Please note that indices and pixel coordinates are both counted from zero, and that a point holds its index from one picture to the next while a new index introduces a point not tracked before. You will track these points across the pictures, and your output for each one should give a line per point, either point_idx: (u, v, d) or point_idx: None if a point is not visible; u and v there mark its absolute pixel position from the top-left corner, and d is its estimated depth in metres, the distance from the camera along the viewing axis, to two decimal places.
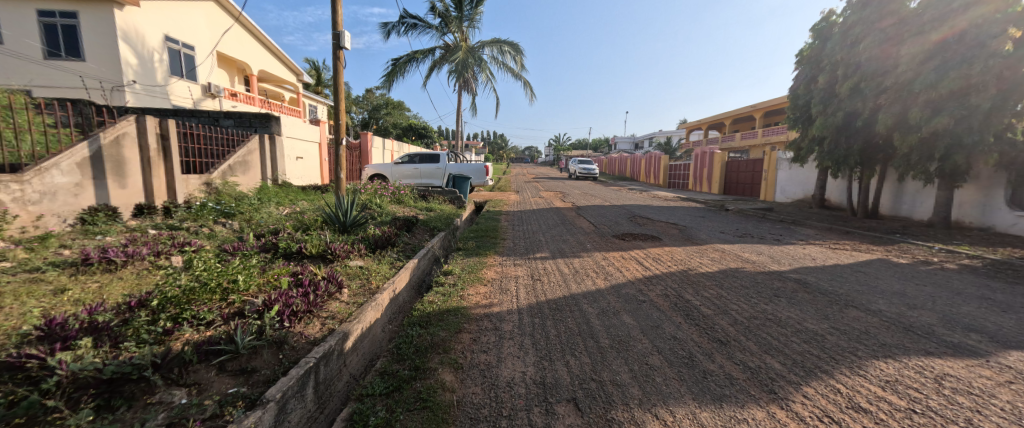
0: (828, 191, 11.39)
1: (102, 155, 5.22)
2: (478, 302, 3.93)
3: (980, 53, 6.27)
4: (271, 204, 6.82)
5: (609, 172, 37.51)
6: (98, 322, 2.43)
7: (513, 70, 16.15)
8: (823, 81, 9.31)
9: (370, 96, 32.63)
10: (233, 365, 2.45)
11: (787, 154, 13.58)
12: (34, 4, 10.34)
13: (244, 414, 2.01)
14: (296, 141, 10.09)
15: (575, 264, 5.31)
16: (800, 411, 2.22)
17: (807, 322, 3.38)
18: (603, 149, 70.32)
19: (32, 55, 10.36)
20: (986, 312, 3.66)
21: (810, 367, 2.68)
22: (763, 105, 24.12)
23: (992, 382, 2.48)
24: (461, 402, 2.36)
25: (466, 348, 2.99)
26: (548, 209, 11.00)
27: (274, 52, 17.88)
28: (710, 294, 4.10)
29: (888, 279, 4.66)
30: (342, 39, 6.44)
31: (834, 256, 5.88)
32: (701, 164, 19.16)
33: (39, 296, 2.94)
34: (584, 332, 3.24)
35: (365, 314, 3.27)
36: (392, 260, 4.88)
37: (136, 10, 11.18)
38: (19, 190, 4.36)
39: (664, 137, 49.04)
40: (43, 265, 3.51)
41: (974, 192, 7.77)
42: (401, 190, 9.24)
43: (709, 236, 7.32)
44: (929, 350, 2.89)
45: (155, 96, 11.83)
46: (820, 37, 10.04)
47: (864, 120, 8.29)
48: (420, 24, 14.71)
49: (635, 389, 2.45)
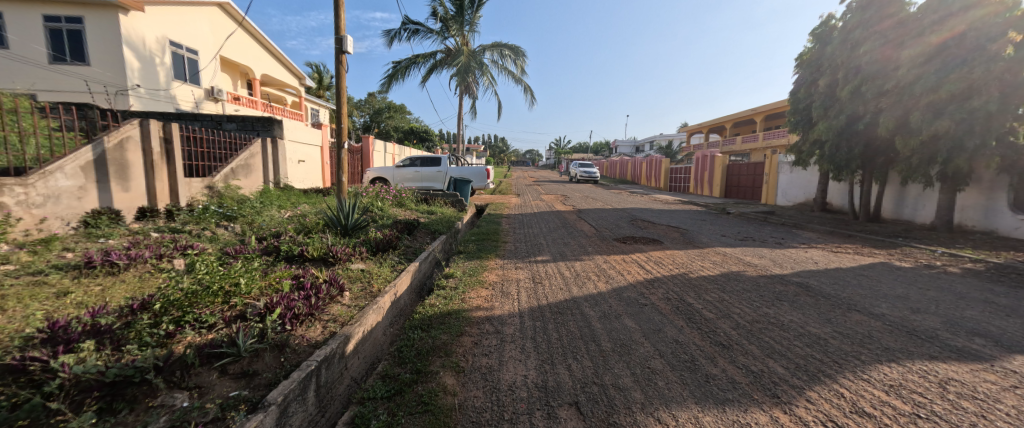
0: (829, 194, 11.37)
1: (106, 158, 5.25)
2: (479, 305, 3.93)
3: (980, 56, 6.30)
4: (273, 207, 6.84)
5: (609, 175, 37.47)
6: (101, 325, 2.45)
7: (513, 74, 16.21)
8: (823, 85, 9.32)
9: (371, 99, 32.73)
10: (235, 368, 2.46)
11: (788, 157, 13.62)
12: (40, 9, 10.41)
13: (245, 418, 2.01)
14: (297, 145, 10.10)
15: (575, 268, 5.32)
16: (804, 416, 2.21)
17: (809, 326, 3.36)
18: (603, 152, 70.28)
19: (38, 59, 10.45)
20: (990, 316, 3.64)
21: (813, 372, 2.66)
22: (764, 109, 24.16)
23: (997, 387, 2.46)
24: (462, 405, 2.35)
25: (468, 351, 2.99)
26: (548, 212, 10.99)
27: (276, 57, 17.99)
28: (711, 298, 4.09)
29: (890, 283, 4.64)
30: (343, 43, 6.48)
31: (836, 259, 5.86)
32: (702, 167, 19.13)
33: (42, 299, 2.95)
34: (585, 335, 3.25)
35: (366, 317, 3.25)
36: (393, 264, 4.87)
37: (140, 14, 11.24)
38: (24, 193, 4.39)
39: (664, 140, 49.21)
40: (45, 268, 3.51)
41: (976, 196, 7.76)
42: (402, 194, 9.25)
43: (710, 239, 7.32)
44: (933, 354, 2.88)
45: (157, 100, 11.90)
46: (821, 41, 10.08)
47: (865, 123, 8.27)
48: (421, 28, 14.79)
49: (638, 393, 2.44)
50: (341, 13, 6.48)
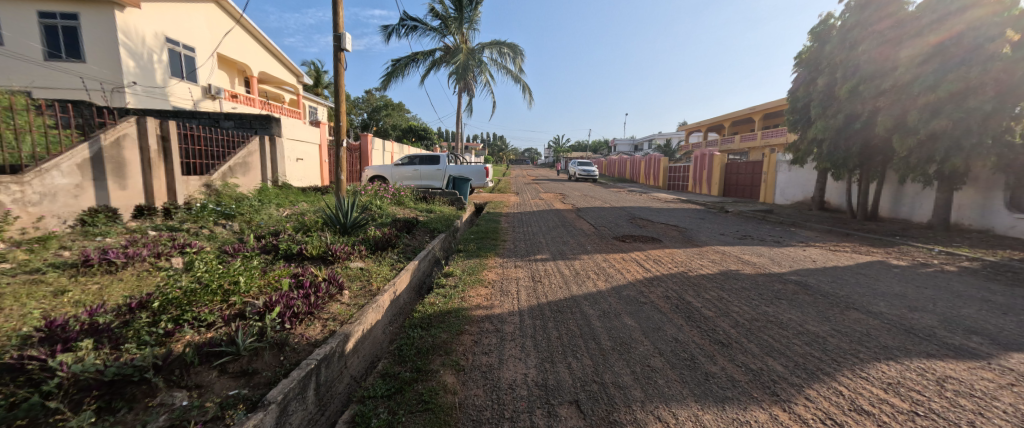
0: (827, 193, 11.41)
1: (102, 156, 5.21)
2: (479, 304, 3.93)
3: (977, 55, 6.32)
4: (271, 205, 6.80)
5: (609, 176, 35.90)
6: (98, 324, 2.44)
7: (512, 73, 16.24)
8: (822, 84, 9.36)
9: (370, 98, 32.70)
10: (234, 367, 2.45)
11: (786, 155, 13.68)
12: (35, 5, 10.33)
13: (245, 417, 2.01)
14: (296, 143, 10.10)
15: (575, 266, 5.34)
16: (803, 414, 2.22)
17: (808, 324, 3.38)
18: (603, 151, 70.20)
19: (32, 56, 10.34)
20: (987, 314, 3.66)
21: (812, 369, 2.67)
22: (763, 107, 24.22)
23: (994, 385, 2.48)
24: (463, 404, 2.36)
25: (467, 350, 2.99)
26: (548, 210, 11.00)
27: (274, 55, 17.94)
28: (710, 296, 4.10)
29: (888, 281, 4.67)
30: (342, 41, 6.45)
31: (834, 258, 5.89)
32: (701, 166, 19.17)
33: (39, 297, 2.94)
34: (585, 333, 3.24)
35: (366, 315, 3.25)
36: (392, 262, 4.88)
37: (137, 11, 11.19)
38: (19, 191, 4.35)
39: (664, 139, 49.23)
40: (43, 266, 3.49)
41: (973, 195, 7.79)
42: (401, 192, 9.24)
43: (709, 237, 7.33)
44: (930, 352, 2.90)
45: (155, 97, 11.84)
46: (819, 40, 10.09)
47: (863, 122, 8.29)
48: (420, 26, 14.74)
49: (638, 391, 2.45)
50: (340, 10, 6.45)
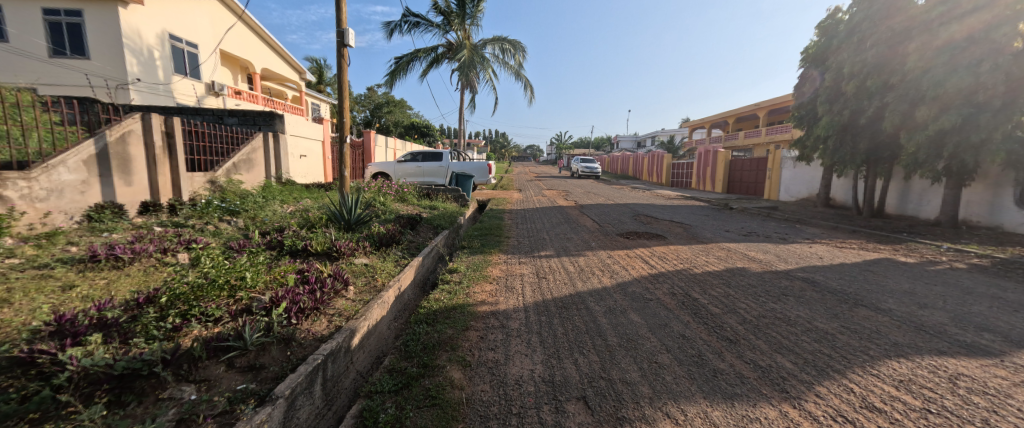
0: (834, 190, 11.34)
1: (108, 152, 5.22)
2: (484, 300, 3.92)
3: (988, 50, 6.24)
4: (275, 202, 6.82)
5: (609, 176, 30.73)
6: (108, 318, 2.44)
7: (513, 68, 16.18)
8: (830, 79, 9.27)
9: (371, 95, 32.68)
10: (241, 361, 2.44)
11: (792, 152, 13.58)
12: (39, 2, 10.36)
13: (253, 411, 2.00)
14: (298, 139, 10.10)
15: (580, 262, 5.31)
16: (813, 411, 2.21)
17: (816, 321, 3.35)
18: (605, 148, 70.13)
19: (37, 53, 10.39)
20: (998, 312, 3.62)
21: (822, 367, 2.65)
22: (768, 104, 24.09)
23: (1007, 382, 2.45)
24: (470, 399, 2.35)
25: (473, 346, 2.98)
26: (551, 207, 10.98)
27: (277, 52, 17.93)
28: (716, 293, 4.07)
29: (897, 278, 4.63)
30: (346, 37, 6.42)
31: (841, 254, 5.85)
32: (704, 163, 19.08)
33: (48, 292, 2.95)
34: (591, 330, 3.23)
35: (371, 311, 3.25)
36: (397, 258, 4.87)
37: (140, 8, 11.21)
38: (27, 186, 4.37)
39: (666, 135, 49.25)
40: (50, 261, 3.50)
41: (982, 191, 7.72)
42: (404, 189, 9.22)
43: (714, 234, 7.29)
44: (941, 349, 2.87)
45: (158, 94, 11.85)
46: (826, 34, 9.99)
47: (870, 118, 8.23)
48: (422, 22, 14.69)
49: (645, 387, 2.44)
50: (342, 5, 6.42)
